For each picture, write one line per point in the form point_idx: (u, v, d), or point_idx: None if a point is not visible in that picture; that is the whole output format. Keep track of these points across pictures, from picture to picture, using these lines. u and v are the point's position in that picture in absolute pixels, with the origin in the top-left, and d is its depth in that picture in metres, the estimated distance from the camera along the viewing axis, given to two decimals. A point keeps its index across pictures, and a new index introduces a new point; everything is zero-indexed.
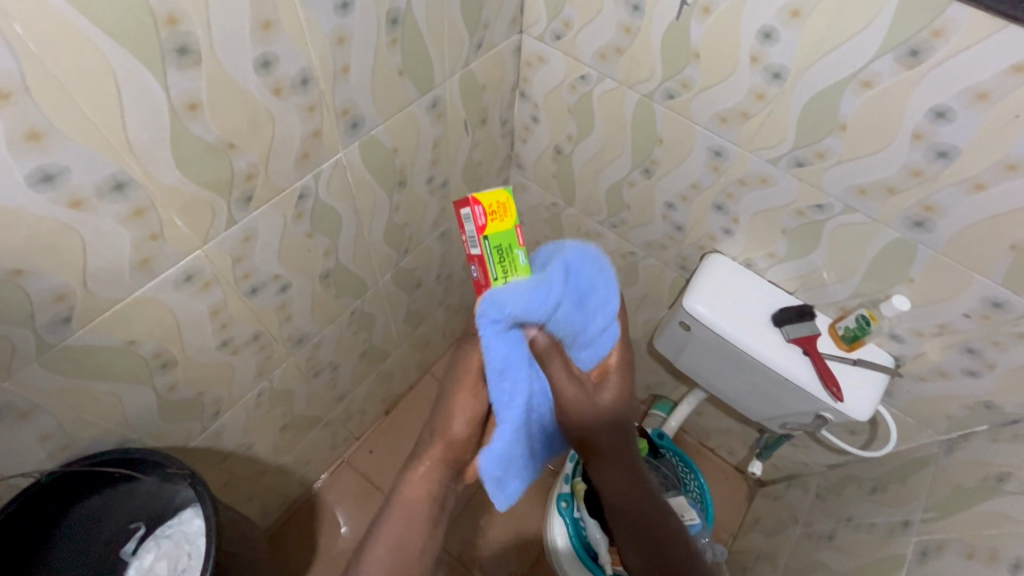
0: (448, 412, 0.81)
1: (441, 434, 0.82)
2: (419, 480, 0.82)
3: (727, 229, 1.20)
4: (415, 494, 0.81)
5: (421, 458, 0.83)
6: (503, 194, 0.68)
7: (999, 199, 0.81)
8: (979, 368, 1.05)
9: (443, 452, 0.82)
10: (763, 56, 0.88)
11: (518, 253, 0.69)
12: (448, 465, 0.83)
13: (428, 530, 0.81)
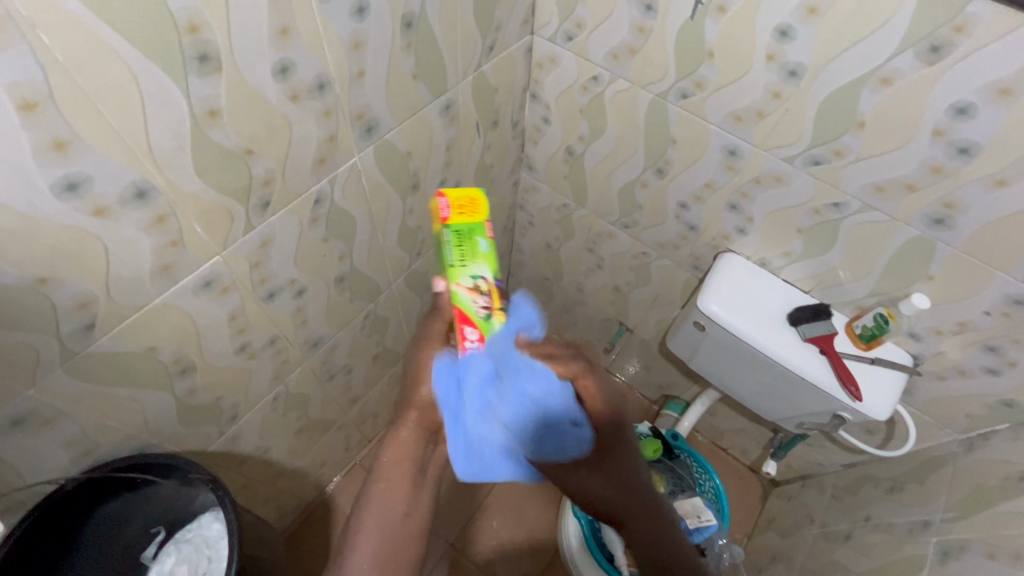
0: (411, 374, 0.83)
1: (412, 399, 0.83)
2: (397, 444, 0.83)
3: (741, 229, 1.19)
4: (393, 457, 0.83)
5: (397, 424, 0.84)
6: (473, 192, 0.79)
7: (1022, 195, 0.80)
8: (1000, 366, 1.04)
9: (417, 416, 0.83)
10: (779, 55, 0.87)
11: (480, 240, 0.77)
12: (425, 427, 0.84)
13: (410, 494, 0.81)
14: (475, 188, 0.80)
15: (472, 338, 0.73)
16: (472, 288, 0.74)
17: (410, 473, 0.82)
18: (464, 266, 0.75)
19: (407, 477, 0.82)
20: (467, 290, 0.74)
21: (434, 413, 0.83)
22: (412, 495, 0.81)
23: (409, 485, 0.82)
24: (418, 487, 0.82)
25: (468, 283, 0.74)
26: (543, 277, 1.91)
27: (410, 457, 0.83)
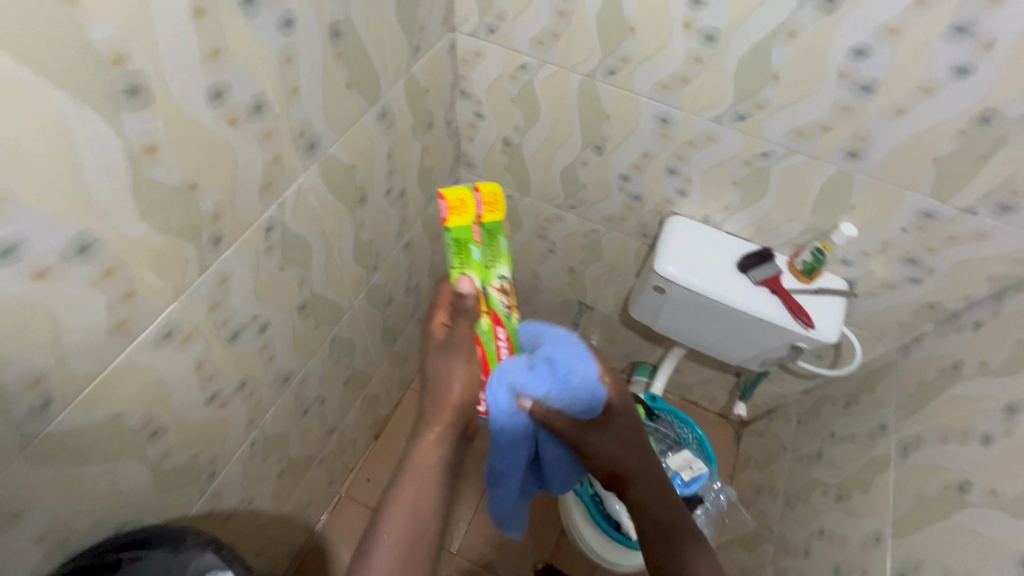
0: (446, 371, 0.84)
1: (446, 397, 0.82)
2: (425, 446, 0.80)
3: (681, 191, 1.26)
4: (421, 460, 0.79)
5: (425, 426, 0.83)
6: (495, 190, 0.91)
7: (917, 121, 0.90)
8: (920, 274, 1.17)
9: (445, 413, 0.82)
10: (695, 22, 0.93)
11: (474, 246, 0.89)
12: (453, 428, 0.82)
13: (436, 502, 0.77)
14: (492, 184, 0.91)
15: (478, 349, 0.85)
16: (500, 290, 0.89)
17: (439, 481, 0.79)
18: (492, 266, 0.89)
19: (434, 484, 0.78)
20: (496, 292, 0.88)
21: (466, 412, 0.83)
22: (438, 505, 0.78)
23: (436, 491, 0.78)
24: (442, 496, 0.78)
25: (496, 284, 0.89)
26: None
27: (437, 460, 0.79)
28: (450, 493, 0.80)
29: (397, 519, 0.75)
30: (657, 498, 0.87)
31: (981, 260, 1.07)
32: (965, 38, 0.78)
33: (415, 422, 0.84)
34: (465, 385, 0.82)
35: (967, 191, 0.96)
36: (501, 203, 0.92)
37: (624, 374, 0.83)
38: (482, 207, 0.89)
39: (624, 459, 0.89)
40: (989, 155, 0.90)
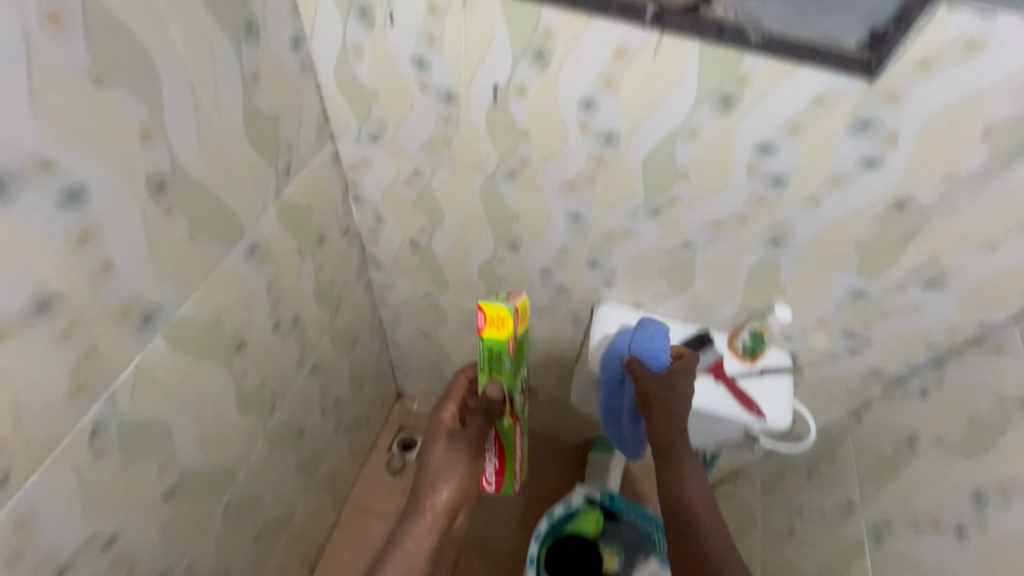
0: (440, 461, 0.95)
1: (433, 484, 0.93)
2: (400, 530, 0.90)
3: (607, 281, 1.17)
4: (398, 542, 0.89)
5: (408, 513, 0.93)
6: (502, 310, 0.86)
7: (834, 210, 0.85)
8: (860, 345, 1.12)
9: (432, 499, 0.92)
10: (590, 125, 0.85)
11: (518, 348, 0.93)
12: (434, 515, 0.92)
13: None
14: (524, 299, 0.91)
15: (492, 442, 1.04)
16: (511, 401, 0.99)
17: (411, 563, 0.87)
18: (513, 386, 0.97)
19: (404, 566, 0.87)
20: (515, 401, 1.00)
21: (456, 495, 0.93)
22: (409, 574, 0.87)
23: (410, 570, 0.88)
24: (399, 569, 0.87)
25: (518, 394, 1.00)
26: (429, 362, 1.77)
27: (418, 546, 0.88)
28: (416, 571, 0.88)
29: None
30: (694, 515, 0.85)
31: (917, 330, 1.03)
32: (870, 134, 0.73)
33: (402, 515, 0.93)
34: (456, 472, 0.94)
35: (893, 271, 0.92)
36: (508, 320, 0.87)
37: (653, 358, 1.03)
38: (485, 322, 0.88)
39: (656, 416, 0.95)
40: (910, 238, 0.85)
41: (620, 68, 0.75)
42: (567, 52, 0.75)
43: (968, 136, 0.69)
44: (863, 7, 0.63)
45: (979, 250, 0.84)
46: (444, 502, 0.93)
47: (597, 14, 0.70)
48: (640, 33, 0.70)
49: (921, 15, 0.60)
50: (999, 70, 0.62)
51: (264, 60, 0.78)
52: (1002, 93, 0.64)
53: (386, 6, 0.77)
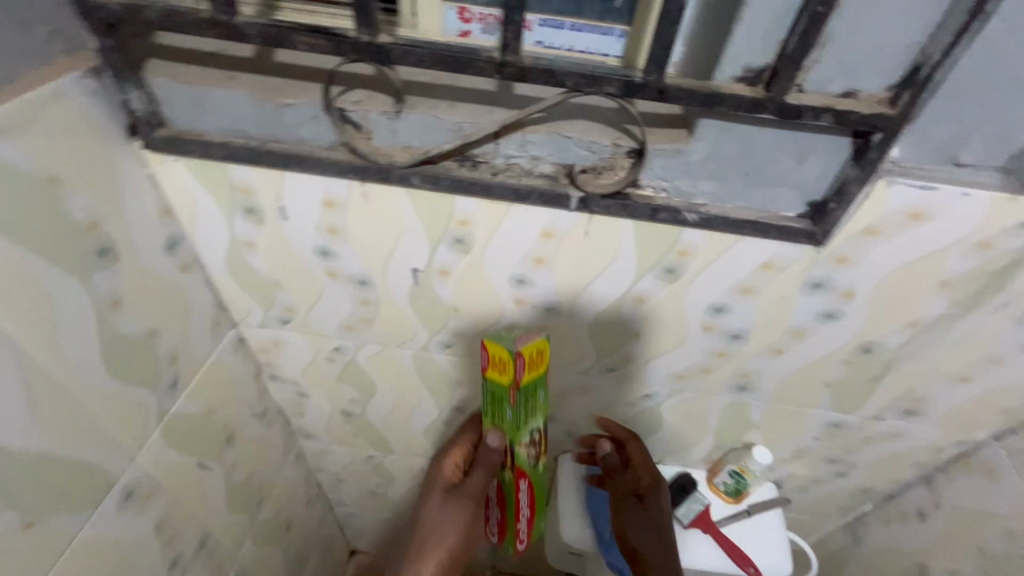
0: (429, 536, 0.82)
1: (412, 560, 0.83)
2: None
3: (568, 433, 1.05)
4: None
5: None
6: (503, 351, 0.65)
7: (799, 357, 0.78)
8: (845, 469, 1.04)
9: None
10: (526, 298, 0.76)
11: (542, 392, 0.71)
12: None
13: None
14: (543, 338, 0.67)
15: (524, 484, 0.79)
16: (529, 442, 0.76)
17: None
18: (529, 425, 0.73)
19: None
20: (526, 445, 0.75)
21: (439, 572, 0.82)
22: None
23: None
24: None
25: (529, 438, 0.75)
26: (381, 520, 1.55)
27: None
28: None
29: None
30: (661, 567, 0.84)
31: (901, 452, 0.96)
32: (824, 291, 0.67)
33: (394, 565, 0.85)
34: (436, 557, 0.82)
35: (868, 404, 0.86)
36: (511, 364, 0.65)
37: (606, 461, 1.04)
38: (488, 360, 0.68)
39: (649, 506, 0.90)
40: (881, 376, 0.79)
41: (550, 247, 0.67)
42: (490, 234, 0.67)
43: (925, 287, 0.65)
44: (801, 182, 0.57)
45: (952, 382, 0.79)
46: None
47: (515, 202, 0.62)
48: (567, 215, 0.63)
49: (861, 189, 0.55)
50: (947, 231, 0.58)
51: (127, 278, 0.64)
52: (952, 251, 0.60)
53: (275, 202, 0.67)
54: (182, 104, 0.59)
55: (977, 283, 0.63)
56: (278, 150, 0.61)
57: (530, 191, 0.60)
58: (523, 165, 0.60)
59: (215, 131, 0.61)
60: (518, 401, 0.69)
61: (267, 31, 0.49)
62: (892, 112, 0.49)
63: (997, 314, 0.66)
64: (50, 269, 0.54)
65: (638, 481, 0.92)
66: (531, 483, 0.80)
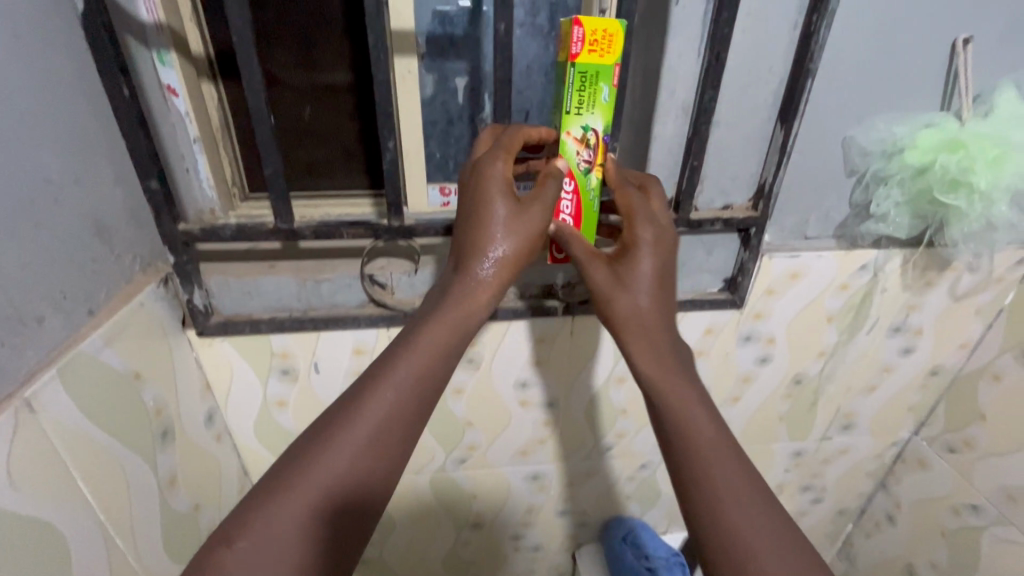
0: (401, 356, 0.52)
1: (373, 403, 0.50)
2: (294, 511, 0.45)
3: (581, 523, 1.11)
4: (272, 530, 0.45)
5: (304, 461, 0.48)
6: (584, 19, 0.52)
7: (752, 399, 0.96)
8: (819, 494, 1.18)
9: (369, 437, 0.49)
10: (529, 399, 0.89)
11: (605, 88, 0.55)
12: (372, 478, 0.49)
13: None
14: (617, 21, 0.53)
15: (566, 187, 0.59)
16: (581, 143, 0.57)
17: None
18: (580, 113, 0.56)
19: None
20: (575, 141, 0.57)
21: (405, 428, 0.51)
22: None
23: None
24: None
25: (578, 134, 0.56)
26: None
27: (312, 537, 0.45)
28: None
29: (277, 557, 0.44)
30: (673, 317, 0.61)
31: (855, 465, 1.13)
32: (754, 341, 0.88)
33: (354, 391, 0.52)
34: (411, 386, 0.52)
35: (815, 428, 1.04)
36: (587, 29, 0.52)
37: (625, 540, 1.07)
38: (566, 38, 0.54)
39: (640, 267, 0.59)
40: (815, 400, 0.99)
41: (545, 351, 0.83)
42: (495, 350, 0.82)
43: (820, 323, 0.87)
44: (714, 267, 0.80)
45: (866, 393, 1.00)
46: (385, 443, 0.50)
47: (514, 320, 0.79)
48: (555, 323, 0.80)
49: (754, 264, 0.78)
50: (819, 281, 0.82)
51: (181, 456, 0.70)
52: (827, 293, 0.84)
53: (309, 360, 0.78)
54: (234, 293, 0.72)
55: (851, 313, 0.87)
56: (318, 316, 0.74)
57: (526, 309, 0.78)
58: (515, 292, 0.78)
59: (261, 310, 0.73)
60: (579, 84, 0.54)
61: (320, 229, 0.66)
62: (757, 214, 0.73)
63: (872, 332, 0.90)
64: (133, 458, 0.61)
65: (652, 239, 0.59)
66: (578, 193, 0.59)
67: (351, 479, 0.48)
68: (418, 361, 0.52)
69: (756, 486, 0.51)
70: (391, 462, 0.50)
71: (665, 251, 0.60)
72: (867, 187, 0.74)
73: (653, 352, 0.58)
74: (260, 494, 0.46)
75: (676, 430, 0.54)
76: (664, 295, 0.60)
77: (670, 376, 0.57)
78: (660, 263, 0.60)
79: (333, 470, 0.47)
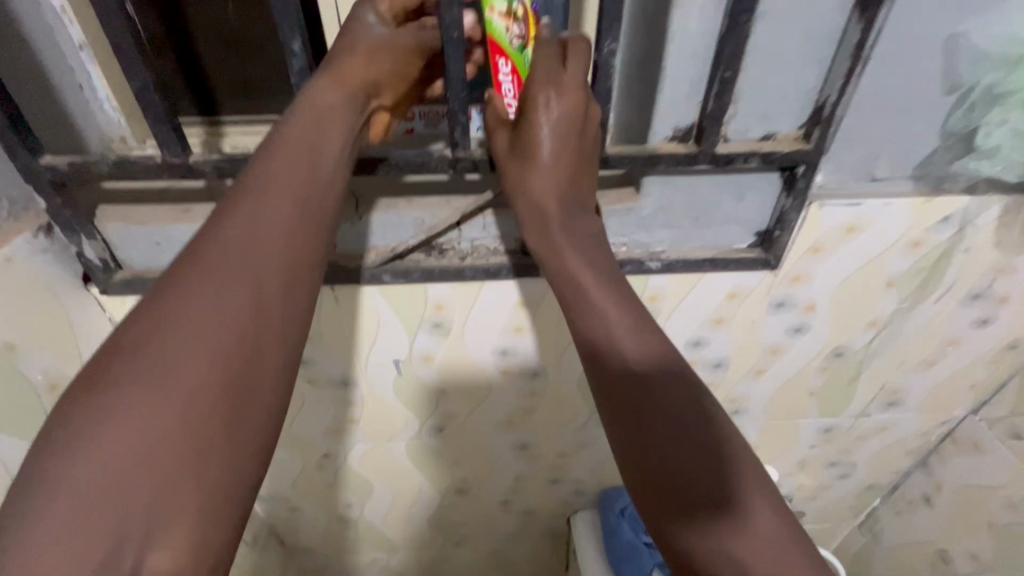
0: (274, 175, 0.40)
1: (224, 251, 0.37)
2: (161, 366, 0.32)
3: (576, 490, 1.02)
4: (127, 411, 0.31)
5: (152, 313, 0.34)
6: None
7: (781, 372, 0.81)
8: (848, 470, 1.05)
9: (243, 259, 0.37)
10: (511, 367, 0.76)
11: None
12: (262, 299, 0.36)
13: (157, 542, 0.29)
14: None
15: (502, 67, 0.48)
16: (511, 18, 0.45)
17: (216, 434, 0.32)
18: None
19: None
20: (501, 15, 0.45)
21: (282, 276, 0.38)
22: (85, 553, 0.27)
23: (146, 467, 0.30)
24: (161, 549, 0.29)
25: (503, 6, 0.45)
26: None
27: (193, 386, 0.32)
28: (212, 461, 0.32)
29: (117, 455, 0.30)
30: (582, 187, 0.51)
31: (894, 443, 0.99)
32: (788, 308, 0.71)
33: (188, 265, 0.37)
34: (297, 201, 0.40)
35: (853, 405, 0.89)
36: None
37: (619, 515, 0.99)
38: None
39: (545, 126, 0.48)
40: (857, 375, 0.83)
41: (528, 315, 0.69)
42: (467, 314, 0.68)
43: (876, 288, 0.69)
44: (745, 217, 0.62)
45: (922, 368, 0.83)
46: (256, 297, 0.36)
47: (486, 280, 0.64)
48: (538, 284, 0.66)
49: (798, 214, 0.60)
50: (883, 237, 0.63)
51: None
52: (892, 252, 0.65)
53: None
54: (141, 245, 0.58)
55: (919, 277, 0.68)
56: None
57: (500, 268, 0.63)
58: (488, 245, 0.63)
59: None
60: None
61: (222, 164, 0.51)
62: (808, 146, 0.54)
63: (943, 300, 0.72)
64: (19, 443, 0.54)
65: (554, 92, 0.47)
66: (518, 72, 0.49)
67: (233, 307, 0.35)
68: (294, 178, 0.41)
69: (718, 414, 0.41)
70: (285, 283, 0.38)
71: (578, 110, 0.47)
72: (972, 109, 0.54)
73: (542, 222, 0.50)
74: (88, 376, 0.31)
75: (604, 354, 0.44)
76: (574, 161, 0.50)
77: (559, 245, 0.50)
78: (571, 119, 0.48)
79: (202, 305, 0.35)
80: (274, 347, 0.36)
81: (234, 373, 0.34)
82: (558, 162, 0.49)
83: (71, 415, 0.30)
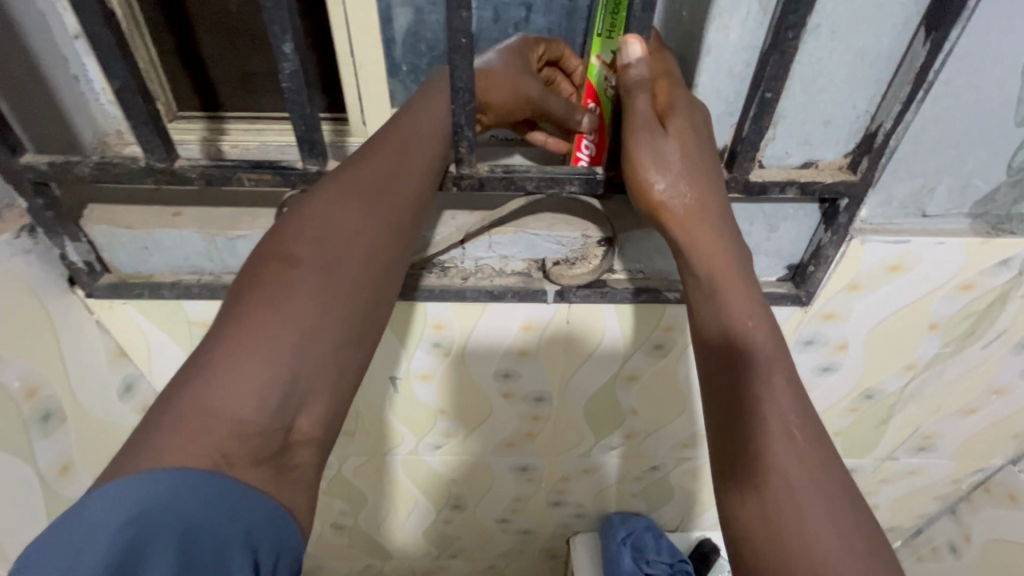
0: (416, 117, 0.44)
1: (380, 174, 0.41)
2: (327, 259, 0.37)
3: (577, 513, 0.98)
4: (297, 294, 0.35)
5: (317, 211, 0.39)
6: None
7: (819, 397, 0.72)
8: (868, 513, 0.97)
9: (395, 179, 0.41)
10: (515, 390, 0.72)
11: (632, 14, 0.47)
12: (401, 222, 0.41)
13: (304, 412, 0.35)
14: None
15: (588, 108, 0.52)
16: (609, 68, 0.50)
17: (360, 330, 0.38)
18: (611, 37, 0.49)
19: None
20: (604, 65, 0.51)
21: (409, 215, 0.42)
22: (265, 401, 0.33)
23: (308, 344, 0.35)
24: (307, 420, 0.35)
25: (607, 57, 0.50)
26: None
27: (350, 286, 0.37)
28: (349, 356, 0.37)
29: (276, 329, 0.34)
30: (721, 231, 0.45)
31: (922, 488, 0.92)
32: (817, 347, 0.65)
33: (338, 177, 0.41)
34: (434, 141, 0.44)
35: (879, 449, 0.82)
36: None
37: (622, 539, 0.94)
38: None
39: (654, 162, 0.43)
40: (887, 419, 0.77)
41: (533, 339, 0.65)
42: (469, 334, 0.64)
43: (916, 330, 0.63)
44: (776, 249, 0.57)
45: (959, 416, 0.77)
46: (397, 226, 0.41)
47: (490, 302, 0.60)
48: (545, 308, 0.61)
49: (836, 250, 0.54)
50: (931, 277, 0.57)
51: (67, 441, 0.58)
52: (940, 292, 0.59)
53: None
54: (128, 247, 0.55)
55: (965, 322, 0.62)
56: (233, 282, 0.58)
57: (505, 291, 0.59)
58: (493, 265, 0.59)
59: (165, 270, 0.58)
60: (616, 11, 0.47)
61: (209, 172, 0.48)
62: (854, 178, 0.48)
63: (991, 347, 0.66)
64: None
65: (651, 116, 0.43)
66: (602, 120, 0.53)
67: (385, 222, 0.40)
68: (426, 128, 0.44)
69: (832, 475, 0.40)
70: (416, 211, 0.42)
71: (691, 151, 0.44)
72: None
73: (704, 280, 0.45)
74: (274, 260, 0.36)
75: (734, 383, 0.42)
76: (704, 190, 0.44)
77: (739, 299, 0.44)
78: (686, 160, 0.44)
79: (362, 213, 0.39)
80: (403, 269, 0.41)
81: (382, 291, 0.39)
82: (677, 177, 0.44)
83: (257, 285, 0.35)
